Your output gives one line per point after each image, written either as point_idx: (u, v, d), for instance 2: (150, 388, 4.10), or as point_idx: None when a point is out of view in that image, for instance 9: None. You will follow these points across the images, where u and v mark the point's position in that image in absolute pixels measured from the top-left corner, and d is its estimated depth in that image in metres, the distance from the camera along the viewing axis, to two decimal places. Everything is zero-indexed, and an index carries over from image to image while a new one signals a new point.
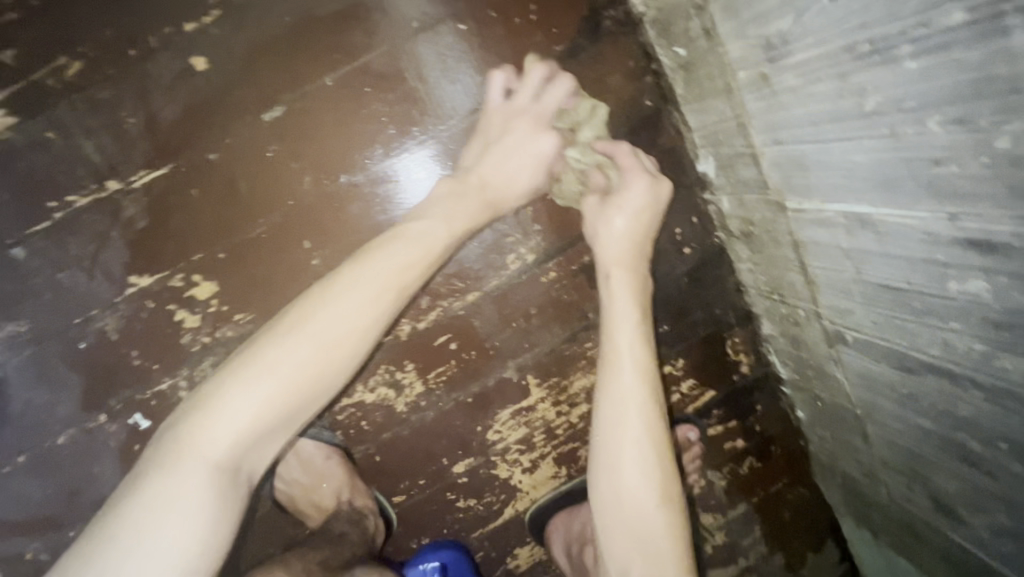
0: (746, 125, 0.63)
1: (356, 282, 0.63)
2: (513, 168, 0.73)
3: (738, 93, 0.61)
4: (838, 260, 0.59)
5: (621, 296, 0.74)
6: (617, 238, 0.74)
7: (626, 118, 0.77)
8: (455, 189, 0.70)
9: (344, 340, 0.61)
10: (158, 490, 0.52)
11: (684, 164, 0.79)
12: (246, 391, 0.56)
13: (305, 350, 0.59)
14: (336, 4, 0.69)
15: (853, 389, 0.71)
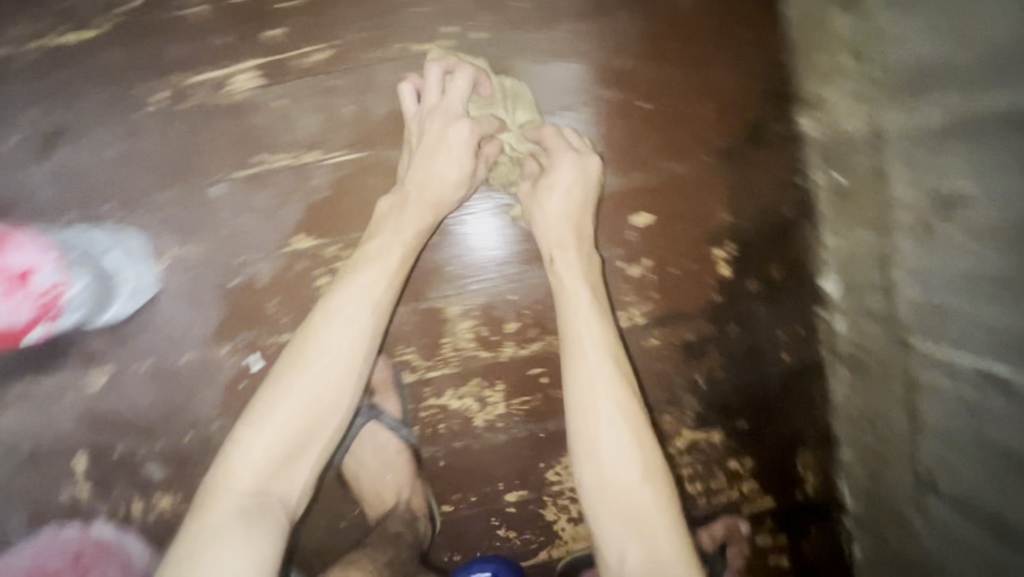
0: (889, 262, 0.67)
1: (348, 296, 0.69)
2: (448, 171, 0.74)
3: (893, 231, 0.66)
4: (958, 413, 0.61)
5: (586, 330, 0.71)
6: (551, 216, 0.76)
7: (764, 221, 0.83)
8: (428, 203, 0.75)
9: (325, 363, 0.66)
10: (205, 524, 0.58)
11: (807, 277, 0.83)
12: (285, 414, 0.63)
13: (315, 391, 0.65)
14: (543, 59, 0.80)
15: (927, 543, 0.71)
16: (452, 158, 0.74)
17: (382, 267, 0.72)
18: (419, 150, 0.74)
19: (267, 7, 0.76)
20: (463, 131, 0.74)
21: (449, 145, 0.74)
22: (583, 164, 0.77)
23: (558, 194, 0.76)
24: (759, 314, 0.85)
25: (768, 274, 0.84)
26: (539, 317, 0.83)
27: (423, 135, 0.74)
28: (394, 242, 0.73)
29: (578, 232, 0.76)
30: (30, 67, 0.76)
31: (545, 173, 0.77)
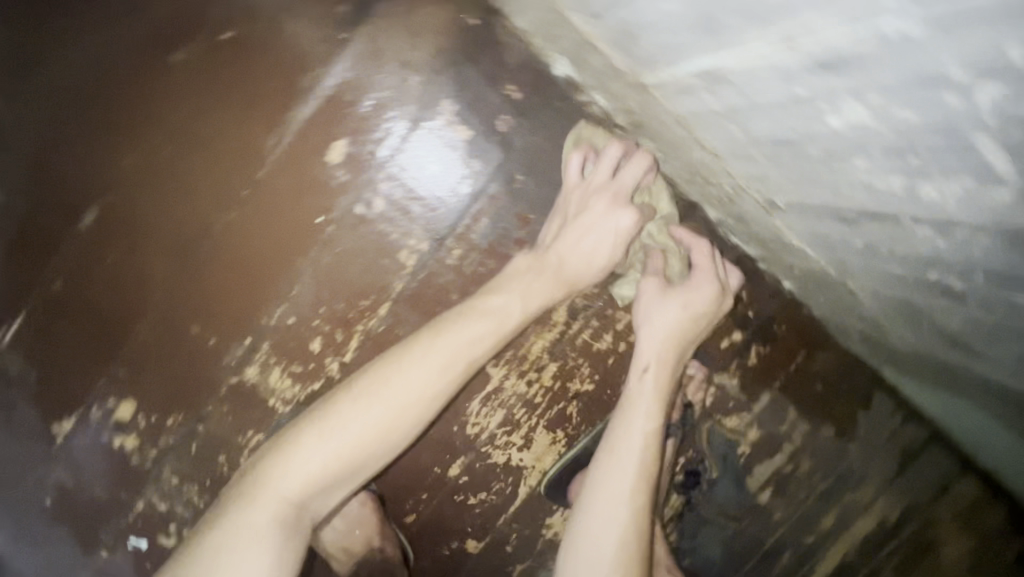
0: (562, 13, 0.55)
1: (434, 345, 0.60)
2: (603, 244, 0.66)
3: None
4: (723, 125, 0.47)
5: (638, 392, 0.69)
6: (667, 325, 0.70)
7: (454, 48, 0.67)
8: (564, 278, 0.65)
9: (399, 393, 0.58)
10: (236, 522, 0.52)
11: (544, 72, 0.68)
12: (349, 432, 0.56)
13: (372, 420, 0.57)
14: (88, 78, 0.64)
15: (819, 252, 0.60)
16: (602, 238, 0.65)
17: (499, 318, 0.63)
18: (574, 220, 0.66)
19: None
20: (625, 219, 0.65)
21: (602, 224, 0.65)
22: (716, 296, 0.71)
23: (681, 309, 0.70)
24: (533, 141, 0.70)
25: (507, 99, 0.68)
26: (334, 314, 0.71)
27: (573, 221, 0.66)
28: (493, 332, 0.62)
29: (678, 353, 0.71)
30: None
31: (667, 288, 0.71)
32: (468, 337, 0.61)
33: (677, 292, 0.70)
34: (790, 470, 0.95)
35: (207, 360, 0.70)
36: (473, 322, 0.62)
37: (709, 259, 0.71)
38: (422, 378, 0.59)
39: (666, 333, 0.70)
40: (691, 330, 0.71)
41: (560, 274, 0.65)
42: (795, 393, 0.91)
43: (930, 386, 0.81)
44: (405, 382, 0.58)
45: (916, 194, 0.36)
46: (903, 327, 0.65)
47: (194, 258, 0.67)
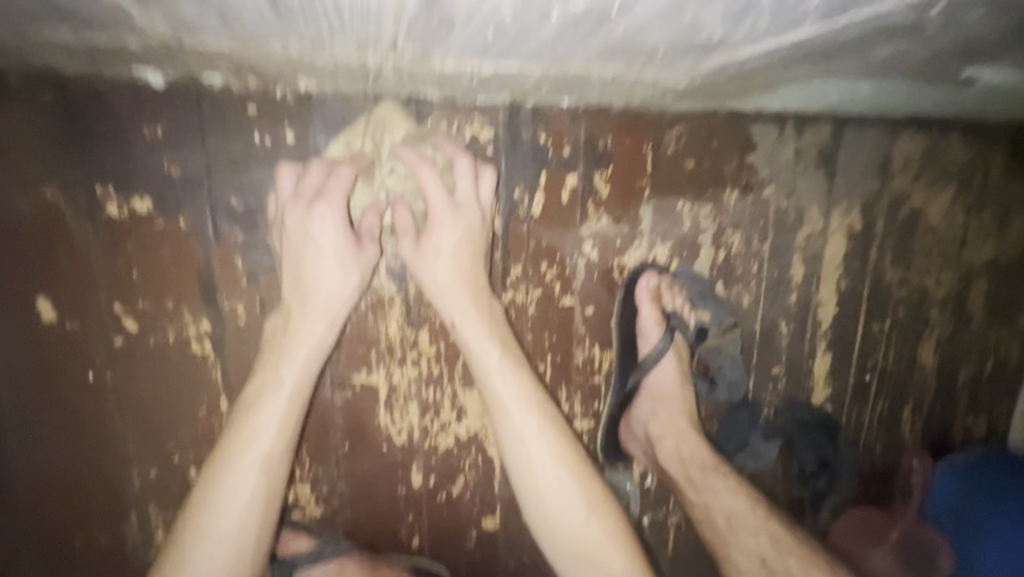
0: (68, 49, 0.46)
1: (250, 419, 0.63)
2: (330, 268, 0.65)
3: (6, 43, 0.45)
4: (253, 25, 0.39)
5: (476, 342, 0.69)
6: (443, 276, 0.69)
7: (55, 139, 0.57)
8: (317, 313, 0.65)
9: (242, 496, 0.62)
10: None
11: (159, 91, 0.59)
12: (216, 537, 0.60)
13: (232, 512, 0.61)
14: None
15: (514, 64, 0.51)
16: (321, 262, 0.64)
17: (280, 395, 0.64)
18: (292, 254, 0.64)
19: None
20: (329, 225, 0.64)
21: (318, 243, 0.64)
22: (463, 215, 0.68)
23: (445, 261, 0.68)
24: (215, 163, 0.61)
25: (151, 139, 0.59)
26: (188, 443, 0.66)
27: (289, 249, 0.64)
28: (302, 370, 0.64)
29: (475, 282, 0.70)
30: None
31: (419, 240, 0.68)
32: (254, 450, 0.62)
33: (431, 247, 0.68)
34: (723, 256, 0.88)
35: (110, 555, 0.67)
36: (249, 434, 0.62)
37: (438, 186, 0.67)
38: (235, 511, 0.61)
39: (454, 279, 0.69)
40: (466, 258, 0.69)
41: (314, 301, 0.65)
42: (672, 188, 0.83)
43: (786, 90, 0.68)
44: (223, 529, 0.61)
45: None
46: (659, 69, 0.55)
47: (26, 478, 0.64)
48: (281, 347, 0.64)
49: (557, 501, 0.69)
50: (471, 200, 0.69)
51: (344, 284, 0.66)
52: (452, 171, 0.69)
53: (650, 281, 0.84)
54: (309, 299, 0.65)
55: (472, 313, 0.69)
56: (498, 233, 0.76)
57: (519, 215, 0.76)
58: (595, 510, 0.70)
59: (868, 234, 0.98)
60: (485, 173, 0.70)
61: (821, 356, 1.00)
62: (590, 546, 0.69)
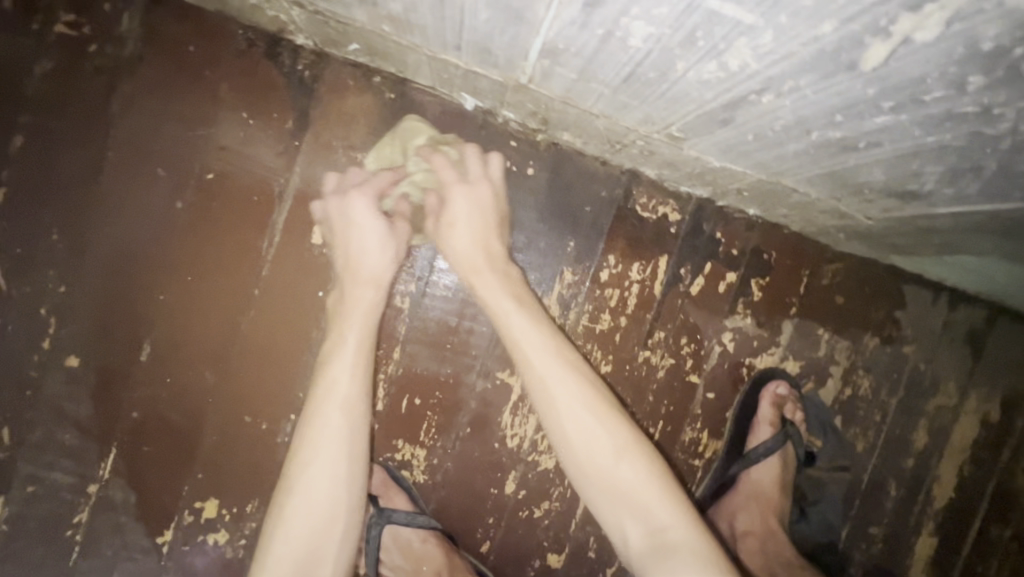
0: (441, 64, 0.65)
1: (342, 338, 0.74)
2: (370, 241, 0.75)
3: (406, 51, 0.64)
4: (588, 87, 0.55)
5: (502, 307, 0.71)
6: (458, 254, 0.74)
7: (383, 124, 0.79)
8: (364, 281, 0.75)
9: (337, 410, 0.72)
10: (280, 537, 0.68)
11: (462, 112, 0.80)
12: (327, 435, 0.72)
13: (331, 420, 0.72)
14: (117, 242, 0.75)
15: (743, 165, 0.64)
16: (469, 220, 0.74)
17: (347, 363, 0.74)
18: (336, 235, 0.76)
19: None
20: (363, 204, 0.74)
21: (359, 224, 0.74)
22: (475, 190, 0.74)
23: (465, 230, 0.74)
24: None
25: None
26: None
27: (340, 231, 0.76)
28: (369, 297, 0.75)
29: (486, 250, 0.74)
30: None
31: (439, 216, 0.75)
32: (332, 405, 0.72)
33: (446, 221, 0.74)
34: (848, 393, 0.92)
35: (267, 442, 0.81)
36: (324, 388, 0.73)
37: (444, 170, 0.74)
38: (328, 462, 0.71)
39: (472, 249, 0.73)
40: (479, 234, 0.74)
41: (365, 272, 0.75)
42: (817, 314, 0.90)
43: (957, 258, 0.76)
44: (316, 475, 0.71)
45: (727, 67, 0.42)
46: (855, 203, 0.66)
47: (237, 359, 0.79)
48: (349, 274, 0.75)
49: (591, 450, 0.64)
50: (483, 180, 0.75)
51: (386, 256, 0.76)
52: (465, 161, 0.75)
53: (780, 387, 0.88)
54: (351, 271, 0.75)
55: (494, 287, 0.72)
56: (656, 298, 0.85)
57: (679, 289, 0.86)
58: (624, 442, 0.64)
59: (1003, 429, 0.97)
60: (491, 155, 0.77)
61: (926, 536, 0.96)
62: (632, 495, 0.63)
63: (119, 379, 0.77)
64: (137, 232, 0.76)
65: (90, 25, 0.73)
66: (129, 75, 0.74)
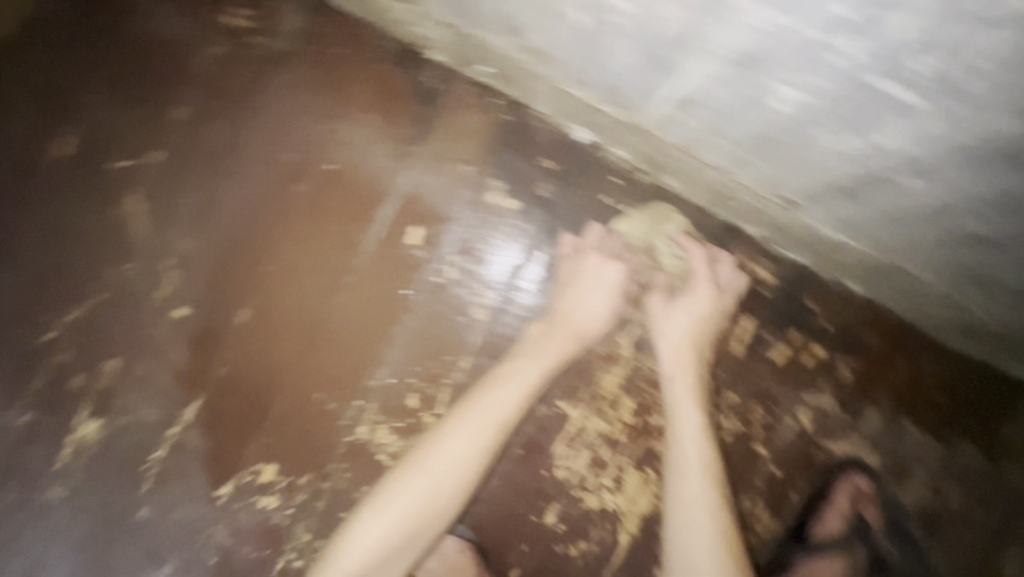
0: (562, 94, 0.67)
1: (515, 371, 0.78)
2: (590, 304, 0.80)
3: (533, 79, 0.67)
4: (712, 141, 0.59)
5: (683, 405, 0.78)
6: (681, 336, 0.79)
7: (495, 143, 0.82)
8: (570, 333, 0.80)
9: (483, 432, 0.75)
10: (372, 523, 0.73)
11: (571, 143, 0.82)
12: (458, 451, 0.75)
13: (472, 442, 0.75)
14: (242, 212, 0.84)
15: (851, 236, 0.63)
16: (682, 322, 0.79)
17: (517, 391, 0.77)
18: (568, 283, 0.81)
19: (56, 370, 0.84)
20: (608, 265, 0.80)
21: (592, 281, 0.80)
22: (718, 300, 0.80)
23: (688, 318, 0.79)
24: (571, 203, 0.83)
25: (544, 168, 0.82)
26: (425, 373, 0.84)
27: (573, 280, 0.81)
28: (557, 348, 0.79)
29: (697, 357, 0.80)
30: None
31: (671, 300, 0.81)
32: (485, 421, 0.76)
33: (682, 308, 0.80)
34: (938, 504, 0.82)
35: (329, 422, 0.84)
36: (486, 403, 0.77)
37: (708, 269, 0.80)
38: (452, 465, 0.74)
39: (685, 345, 0.79)
40: (705, 331, 0.80)
41: (570, 327, 0.80)
42: (909, 408, 0.83)
43: None
44: (437, 471, 0.74)
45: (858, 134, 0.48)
46: (969, 293, 0.63)
47: (320, 338, 0.84)
48: (554, 324, 0.80)
49: (692, 538, 0.71)
50: (725, 290, 0.80)
51: (600, 323, 0.81)
52: (718, 266, 0.81)
53: (860, 480, 0.82)
54: (559, 320, 0.80)
55: (689, 383, 0.79)
56: (734, 357, 0.83)
57: (760, 352, 0.83)
58: (722, 568, 0.69)
59: None
60: (725, 262, 0.81)
61: None
62: None
63: (217, 335, 0.84)
64: (261, 206, 0.84)
65: (258, 19, 0.83)
66: (282, 67, 0.82)
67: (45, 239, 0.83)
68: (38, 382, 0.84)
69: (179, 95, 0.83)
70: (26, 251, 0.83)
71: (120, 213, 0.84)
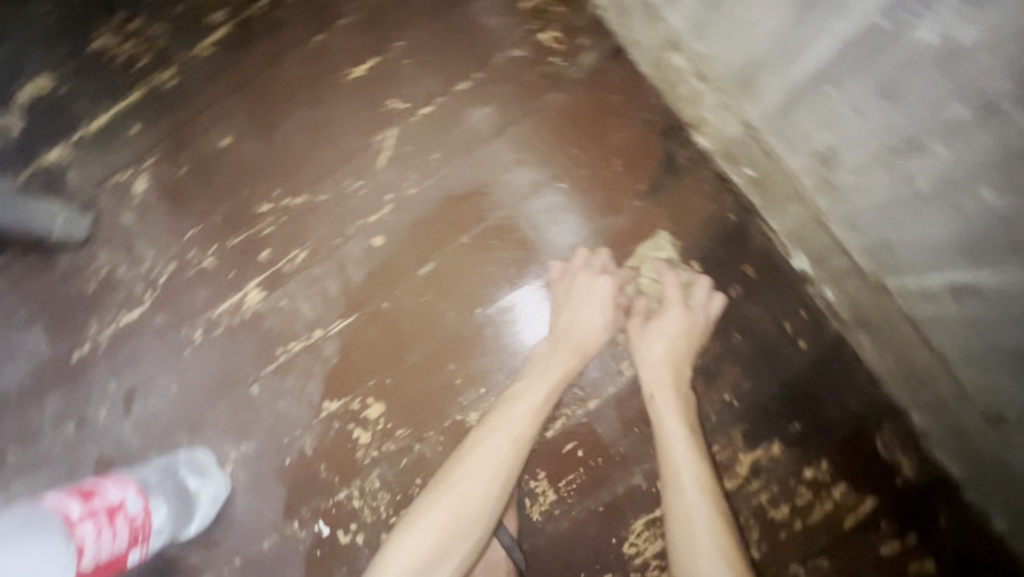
0: (824, 221, 0.69)
1: (528, 386, 0.82)
2: (591, 317, 0.85)
3: (810, 197, 0.68)
4: (959, 331, 0.58)
5: (667, 419, 0.80)
6: (659, 359, 0.82)
7: (711, 233, 0.87)
8: (575, 348, 0.84)
9: (501, 442, 0.78)
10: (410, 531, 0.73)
11: (781, 264, 0.85)
12: (482, 457, 0.77)
13: (492, 449, 0.77)
14: (468, 186, 0.92)
15: None
16: (672, 342, 0.83)
17: (532, 394, 0.81)
18: (568, 303, 0.86)
19: (255, 237, 0.94)
20: (603, 283, 0.86)
21: (587, 297, 0.85)
22: (693, 317, 0.83)
23: (662, 339, 0.83)
24: (754, 315, 0.86)
25: (744, 274, 0.86)
26: (551, 394, 0.88)
27: (563, 296, 0.86)
28: (560, 361, 0.83)
29: (676, 372, 0.82)
30: (106, 349, 0.97)
31: (649, 323, 0.85)
32: (503, 438, 0.78)
33: (658, 327, 0.84)
34: None
35: (449, 394, 0.89)
36: (503, 424, 0.79)
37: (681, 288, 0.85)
38: (480, 474, 0.76)
39: (662, 361, 0.82)
40: (681, 351, 0.83)
41: (571, 343, 0.85)
42: None
43: None
44: (464, 490, 0.75)
45: None
46: None
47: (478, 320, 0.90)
48: (563, 339, 0.85)
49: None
50: (702, 310, 0.84)
51: (602, 335, 0.85)
52: (693, 288, 0.86)
53: None
54: (561, 338, 0.85)
55: (670, 395, 0.81)
56: (842, 529, 0.81)
57: (869, 539, 0.81)
58: None
59: None
60: (701, 284, 0.85)
61: None
62: None
63: (397, 275, 0.92)
64: (486, 189, 0.92)
65: (564, 42, 0.91)
66: (563, 90, 0.92)
67: (306, 135, 0.95)
68: (239, 240, 0.95)
69: (469, 75, 0.93)
70: (287, 138, 0.95)
71: (373, 143, 0.94)
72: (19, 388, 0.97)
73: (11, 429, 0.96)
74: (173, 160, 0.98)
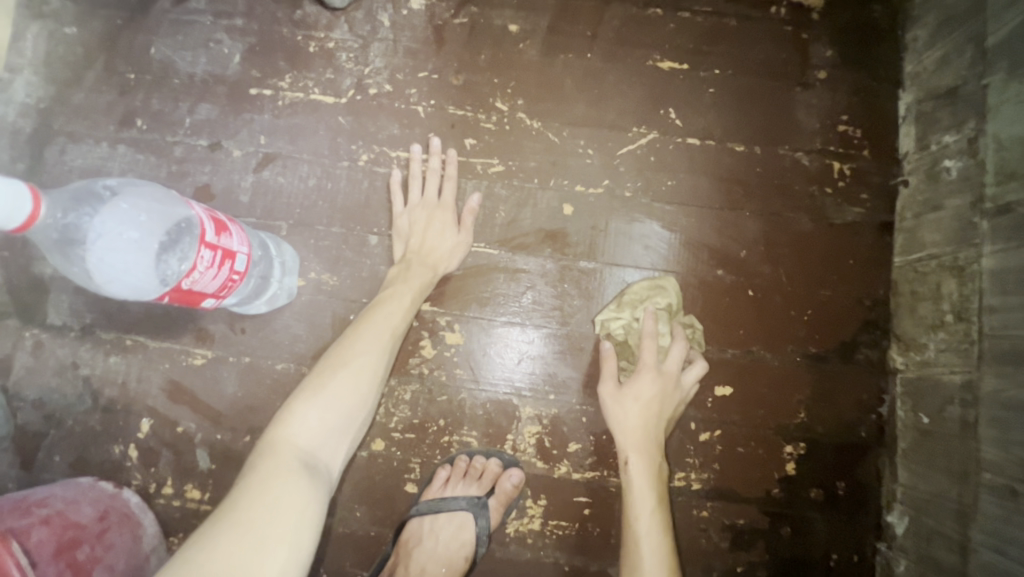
0: (967, 515, 0.69)
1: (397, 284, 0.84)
2: (434, 238, 0.87)
3: (975, 487, 0.68)
4: None
5: (638, 485, 0.79)
6: (632, 427, 0.81)
7: (836, 432, 0.85)
8: (434, 265, 0.86)
9: (385, 320, 0.80)
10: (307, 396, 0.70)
11: (871, 504, 0.84)
12: (366, 337, 0.77)
13: (377, 325, 0.79)
14: (673, 227, 0.90)
15: None
16: (646, 405, 0.82)
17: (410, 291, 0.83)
18: (410, 233, 0.88)
19: (473, 122, 0.92)
20: (444, 219, 0.88)
21: (441, 226, 0.88)
22: (664, 381, 0.83)
23: (637, 405, 0.82)
24: (814, 525, 0.84)
25: (834, 487, 0.84)
26: (601, 447, 0.86)
27: (425, 229, 0.87)
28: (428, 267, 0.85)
29: (652, 439, 0.81)
30: (281, 106, 0.94)
31: (623, 387, 0.83)
32: (379, 329, 0.79)
33: (632, 394, 0.82)
34: None
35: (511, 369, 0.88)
36: (374, 319, 0.80)
37: (653, 356, 0.84)
38: (372, 346, 0.77)
39: (636, 428, 0.81)
40: (653, 418, 0.82)
41: (429, 266, 0.85)
42: None
43: None
44: (357, 370, 0.74)
45: None
46: None
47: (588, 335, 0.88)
48: (416, 249, 0.86)
49: None
50: (672, 374, 0.83)
51: (450, 251, 0.87)
52: (668, 350, 0.85)
53: None
54: (415, 254, 0.86)
55: (644, 461, 0.80)
56: None
57: None
58: None
59: None
60: (693, 363, 0.84)
61: None
62: None
63: (560, 249, 0.90)
64: (687, 241, 0.89)
65: (847, 184, 0.89)
66: (816, 218, 0.89)
67: (582, 79, 0.93)
68: (458, 114, 0.93)
69: (749, 143, 0.91)
70: (564, 68, 0.93)
71: (628, 131, 0.92)
72: (189, 77, 0.96)
73: (157, 103, 0.95)
74: (459, 5, 0.95)
